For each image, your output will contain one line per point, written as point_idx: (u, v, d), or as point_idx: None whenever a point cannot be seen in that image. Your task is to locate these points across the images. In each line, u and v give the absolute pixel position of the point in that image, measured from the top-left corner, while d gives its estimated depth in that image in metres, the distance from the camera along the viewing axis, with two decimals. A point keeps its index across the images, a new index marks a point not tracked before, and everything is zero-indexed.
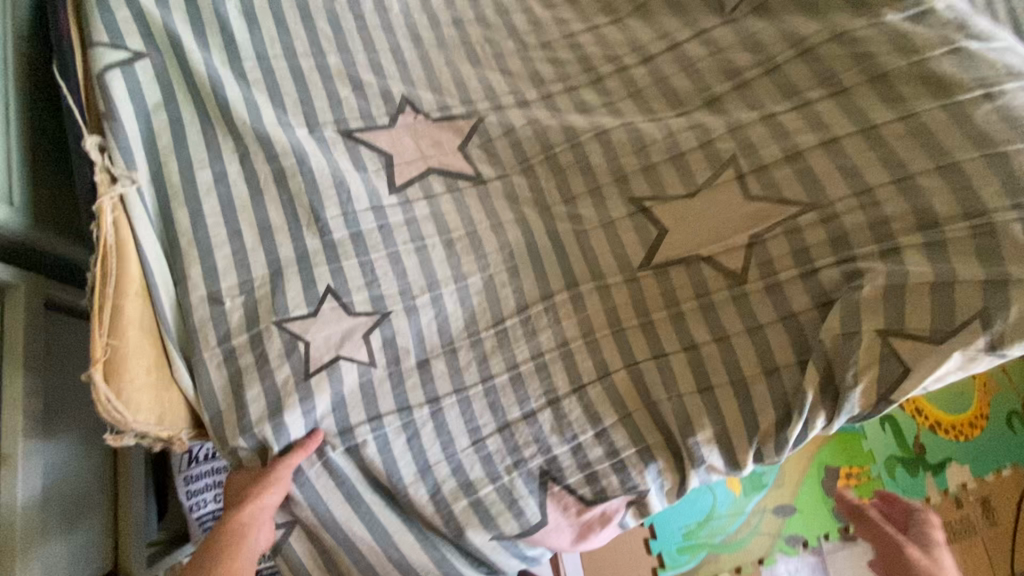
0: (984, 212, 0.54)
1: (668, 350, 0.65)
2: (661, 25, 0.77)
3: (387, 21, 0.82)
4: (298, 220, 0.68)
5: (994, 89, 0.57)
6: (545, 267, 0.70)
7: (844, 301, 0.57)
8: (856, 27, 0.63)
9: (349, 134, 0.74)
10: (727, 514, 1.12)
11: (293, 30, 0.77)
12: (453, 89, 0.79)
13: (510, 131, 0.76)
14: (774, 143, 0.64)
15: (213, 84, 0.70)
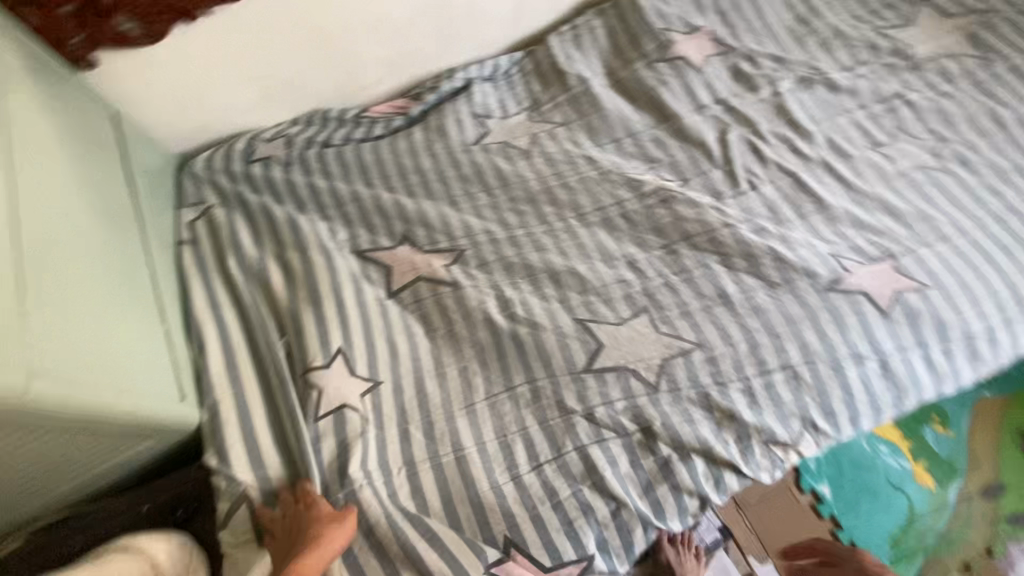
0: (788, 364, 0.93)
1: (606, 435, 0.91)
2: (593, 193, 1.12)
3: (388, 182, 1.20)
4: (318, 295, 0.99)
5: (794, 286, 0.97)
6: (511, 366, 0.98)
7: (683, 421, 0.91)
8: (720, 231, 1.02)
9: (362, 255, 1.09)
10: (928, 513, 1.30)
11: (326, 202, 1.16)
12: (441, 229, 1.14)
13: (484, 264, 1.09)
14: (671, 300, 1.01)
15: (260, 206, 1.11)
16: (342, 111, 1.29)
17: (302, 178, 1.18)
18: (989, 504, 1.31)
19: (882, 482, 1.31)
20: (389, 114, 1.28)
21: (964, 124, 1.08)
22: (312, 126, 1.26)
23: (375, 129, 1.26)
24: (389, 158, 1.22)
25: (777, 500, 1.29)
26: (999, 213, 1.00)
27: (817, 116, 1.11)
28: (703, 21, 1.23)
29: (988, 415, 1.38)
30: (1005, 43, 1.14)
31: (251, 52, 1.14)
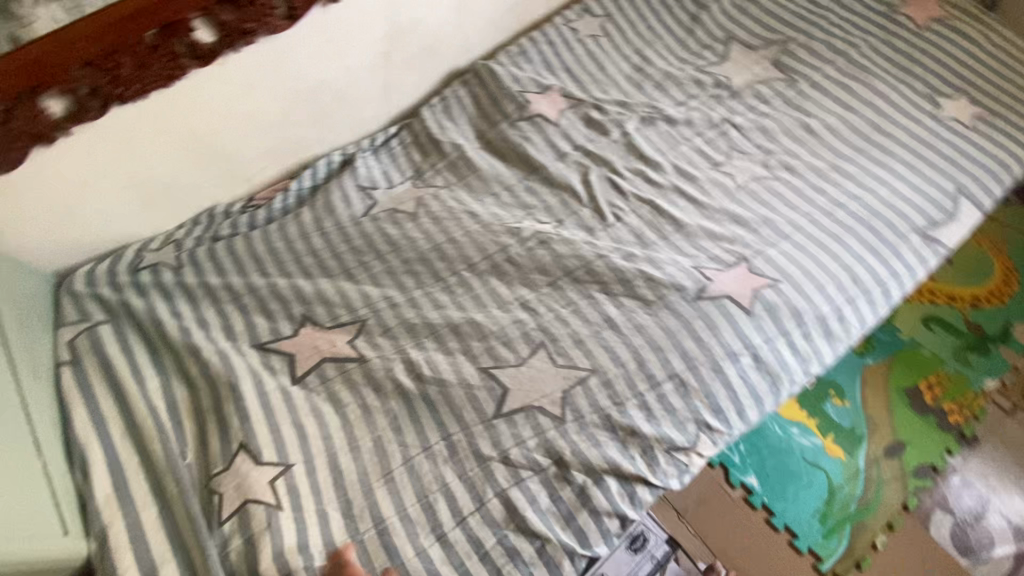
0: (675, 372, 1.02)
1: (524, 475, 0.95)
2: (479, 245, 1.20)
3: (282, 265, 1.22)
4: (219, 394, 0.97)
5: (667, 300, 1.07)
6: (423, 426, 1.00)
7: (588, 446, 0.96)
8: (596, 263, 1.12)
9: (263, 347, 1.09)
10: (846, 482, 1.40)
11: (219, 295, 1.15)
12: (340, 303, 1.16)
13: (387, 329, 1.12)
14: (564, 332, 1.08)
15: (148, 312, 1.08)
16: (227, 208, 1.31)
17: (191, 277, 1.17)
18: (898, 461, 1.42)
19: (799, 462, 1.43)
20: (276, 200, 1.32)
21: (783, 136, 1.25)
22: (198, 226, 1.27)
23: (261, 216, 1.30)
24: (280, 242, 1.25)
25: (712, 502, 1.40)
26: (825, 207, 1.16)
27: (663, 148, 1.27)
28: (553, 80, 1.39)
29: (879, 378, 1.52)
30: (804, 67, 1.33)
31: (120, 162, 1.13)
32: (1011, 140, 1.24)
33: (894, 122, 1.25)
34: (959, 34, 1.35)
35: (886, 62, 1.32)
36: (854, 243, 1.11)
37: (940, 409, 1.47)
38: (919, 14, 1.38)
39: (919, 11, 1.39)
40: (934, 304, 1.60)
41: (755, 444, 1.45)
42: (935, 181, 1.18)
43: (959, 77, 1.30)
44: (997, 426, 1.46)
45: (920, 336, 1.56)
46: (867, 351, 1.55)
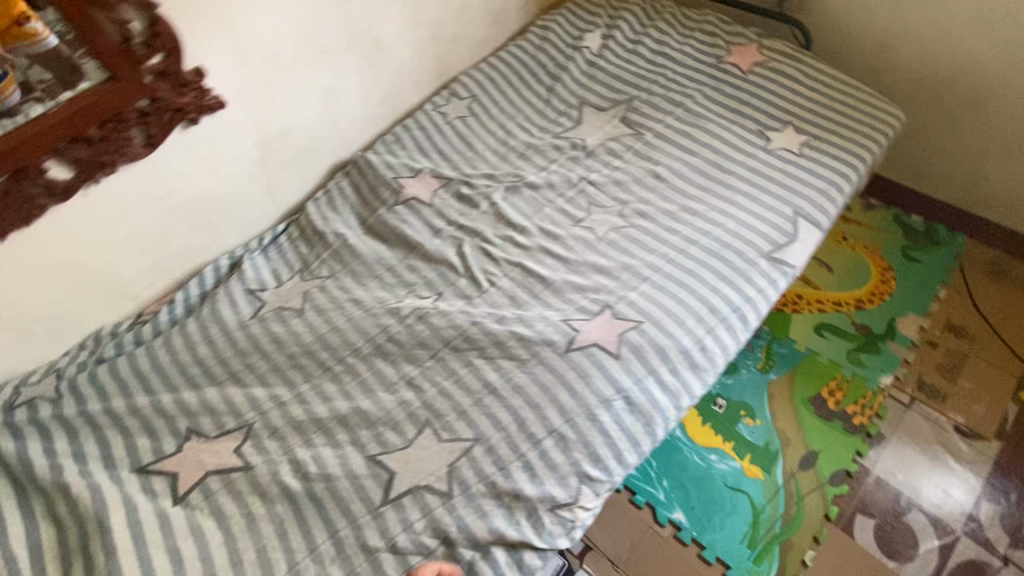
0: (553, 428, 1.04)
1: (412, 561, 0.96)
2: (362, 329, 1.24)
3: (169, 379, 1.22)
4: (91, 531, 0.95)
5: (540, 357, 1.11)
6: (311, 528, 1.00)
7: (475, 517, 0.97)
8: (471, 331, 1.16)
9: (144, 469, 1.08)
10: (768, 502, 1.42)
11: (102, 424, 1.14)
12: (226, 409, 1.16)
13: (274, 430, 1.12)
14: (446, 403, 1.10)
15: (20, 454, 1.06)
16: (114, 327, 1.32)
17: (71, 407, 1.16)
18: (813, 471, 1.46)
19: (721, 489, 1.45)
20: (165, 312, 1.34)
21: (635, 185, 1.36)
22: (83, 352, 1.27)
23: (148, 331, 1.30)
24: (166, 356, 1.25)
25: (647, 546, 1.40)
26: (678, 246, 1.25)
27: (529, 212, 1.37)
28: (425, 163, 1.51)
29: (784, 391, 1.58)
30: (648, 119, 1.47)
31: None
32: (837, 159, 1.36)
33: (731, 158, 1.36)
34: (777, 72, 1.51)
35: (716, 105, 1.47)
36: (707, 276, 1.20)
37: (844, 412, 1.53)
38: (739, 61, 1.55)
39: (740, 57, 1.55)
40: (823, 311, 1.70)
41: (677, 477, 1.47)
42: (774, 206, 1.28)
43: (781, 110, 1.44)
44: (901, 420, 1.52)
45: (814, 344, 1.65)
46: (769, 367, 1.63)
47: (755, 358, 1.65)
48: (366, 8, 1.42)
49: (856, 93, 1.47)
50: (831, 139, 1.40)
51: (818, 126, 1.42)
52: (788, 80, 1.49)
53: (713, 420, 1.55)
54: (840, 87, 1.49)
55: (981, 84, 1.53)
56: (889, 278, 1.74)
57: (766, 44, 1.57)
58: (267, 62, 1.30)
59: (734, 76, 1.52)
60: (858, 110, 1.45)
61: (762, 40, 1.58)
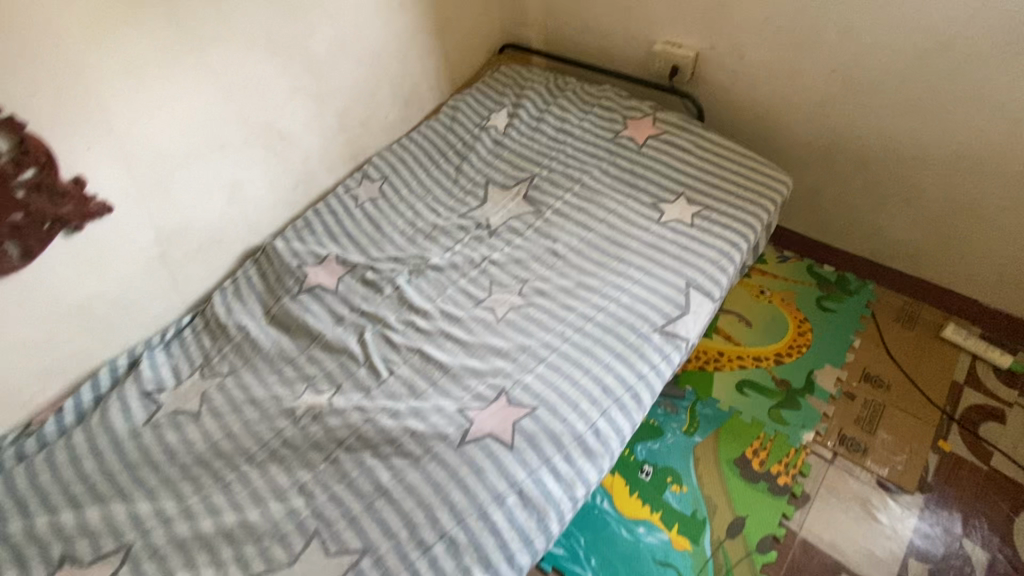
0: (444, 532, 1.00)
1: None
2: (257, 432, 1.20)
3: (47, 500, 1.15)
4: None
5: (433, 452, 1.08)
6: None
7: None
8: (365, 428, 1.13)
9: None
10: None
11: None
12: (105, 531, 1.09)
13: (154, 551, 1.06)
14: (336, 510, 1.06)
15: None
16: None
17: None
18: (740, 538, 1.42)
19: (649, 565, 1.39)
20: (52, 421, 1.27)
21: (533, 262, 1.41)
22: None
23: (34, 445, 1.24)
24: (46, 475, 1.18)
25: None
26: (575, 324, 1.28)
27: (433, 294, 1.38)
28: (333, 248, 1.52)
29: (709, 453, 1.57)
30: (549, 195, 1.54)
31: None
32: (726, 228, 1.42)
33: (626, 233, 1.43)
34: (671, 146, 1.59)
35: (612, 181, 1.54)
36: (602, 354, 1.22)
37: (768, 472, 1.52)
38: (636, 136, 1.63)
39: (637, 132, 1.64)
40: (744, 366, 1.72)
41: (605, 555, 1.42)
42: (668, 278, 1.34)
43: (674, 181, 1.52)
44: (824, 477, 1.51)
45: (737, 402, 1.66)
46: (694, 428, 1.62)
47: (680, 419, 1.64)
48: (264, 102, 1.46)
49: (743, 161, 1.55)
50: (721, 207, 1.46)
51: (709, 195, 1.49)
52: (679, 152, 1.57)
53: (640, 489, 1.52)
54: (727, 155, 1.56)
55: (862, 147, 1.60)
56: (804, 330, 1.78)
57: (661, 118, 1.66)
58: (157, 162, 1.32)
59: (631, 151, 1.60)
60: (745, 178, 1.52)
61: (657, 115, 1.67)
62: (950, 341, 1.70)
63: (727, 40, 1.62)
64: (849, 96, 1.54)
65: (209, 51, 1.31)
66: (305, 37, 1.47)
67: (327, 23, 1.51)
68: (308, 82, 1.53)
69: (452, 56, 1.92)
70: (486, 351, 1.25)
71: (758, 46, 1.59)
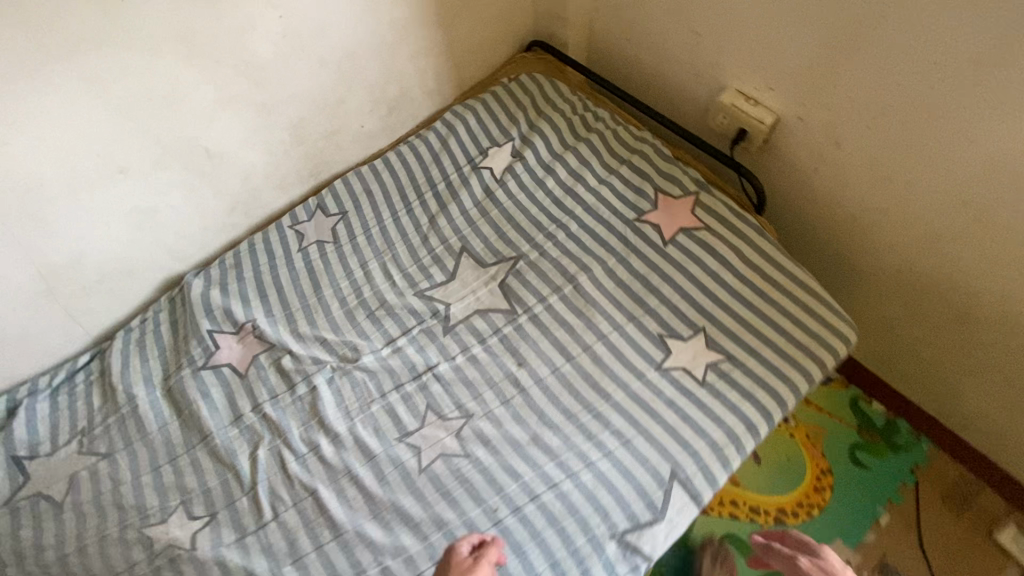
0: None
1: None
2: (109, 557, 1.00)
3: None
4: None
5: None
6: None
7: None
8: None
9: None
10: None
11: None
12: None
13: None
14: None
15: None
16: None
17: None
18: None
19: None
20: None
21: (488, 393, 1.09)
22: None
23: None
24: None
25: None
26: (514, 500, 0.99)
27: (353, 408, 1.10)
28: (257, 310, 1.24)
29: None
30: (531, 293, 1.19)
31: None
32: (748, 397, 1.07)
33: (616, 375, 1.09)
34: (709, 253, 1.21)
35: (616, 288, 1.18)
36: (534, 556, 0.95)
37: None
38: (664, 227, 1.25)
39: (666, 221, 1.26)
40: (736, 516, 1.41)
41: None
42: (650, 460, 1.02)
43: (698, 308, 1.15)
44: None
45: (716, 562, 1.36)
46: None
47: None
48: (175, 116, 1.14)
49: (798, 297, 1.15)
50: (749, 363, 1.09)
51: (737, 339, 1.12)
52: (716, 265, 1.19)
53: None
54: (780, 282, 1.16)
55: (967, 306, 1.17)
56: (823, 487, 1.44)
57: (704, 204, 1.26)
58: (22, 196, 1.06)
59: (652, 248, 1.23)
60: (794, 323, 1.13)
61: (700, 198, 1.27)
62: (1004, 549, 1.34)
63: (824, 113, 1.15)
64: (974, 238, 1.08)
65: (88, 56, 1.00)
66: (238, 33, 1.13)
67: (269, 13, 1.14)
68: (242, 90, 1.20)
69: (462, 44, 1.47)
70: (393, 514, 0.99)
71: (866, 132, 1.12)
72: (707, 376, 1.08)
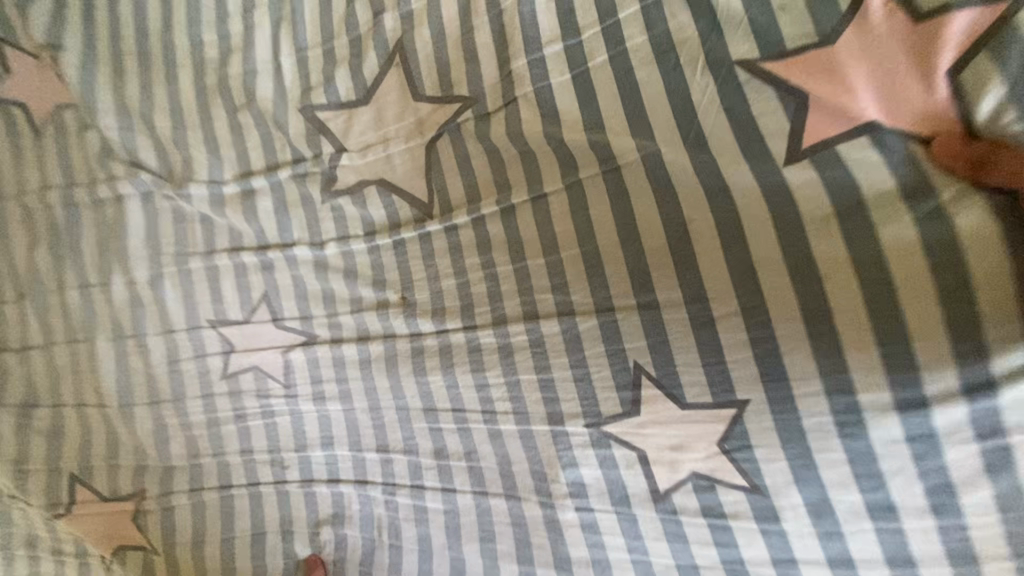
0: None
1: None
2: None
3: None
4: None
5: None
6: None
7: None
8: None
9: None
10: None
11: None
12: None
13: None
14: None
15: None
16: None
17: None
18: None
19: None
20: None
21: (343, 317, 0.69)
22: None
23: None
24: None
25: None
26: (311, 472, 0.72)
27: (166, 247, 0.75)
28: (71, 27, 0.74)
29: None
30: (463, 182, 0.61)
31: None
32: (728, 563, 0.55)
33: (518, 393, 0.60)
34: (928, 319, 0.46)
35: (620, 250, 0.56)
36: (296, 543, 0.71)
37: None
38: (815, 109, 0.51)
39: (830, 93, 0.50)
40: None
41: None
42: (499, 546, 0.61)
43: (759, 369, 0.51)
44: None
45: None
46: None
47: None
48: None
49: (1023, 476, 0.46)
50: (777, 518, 0.53)
51: (797, 470, 0.51)
52: (896, 329, 0.47)
53: None
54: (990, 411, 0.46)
55: None
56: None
57: (983, 79, 0.45)
58: None
59: (774, 227, 0.50)
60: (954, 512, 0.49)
61: (983, 51, 0.45)
62: None
63: None
64: None
65: None
66: None
67: None
68: None
69: None
70: (177, 409, 0.75)
71: None
72: (673, 495, 0.56)
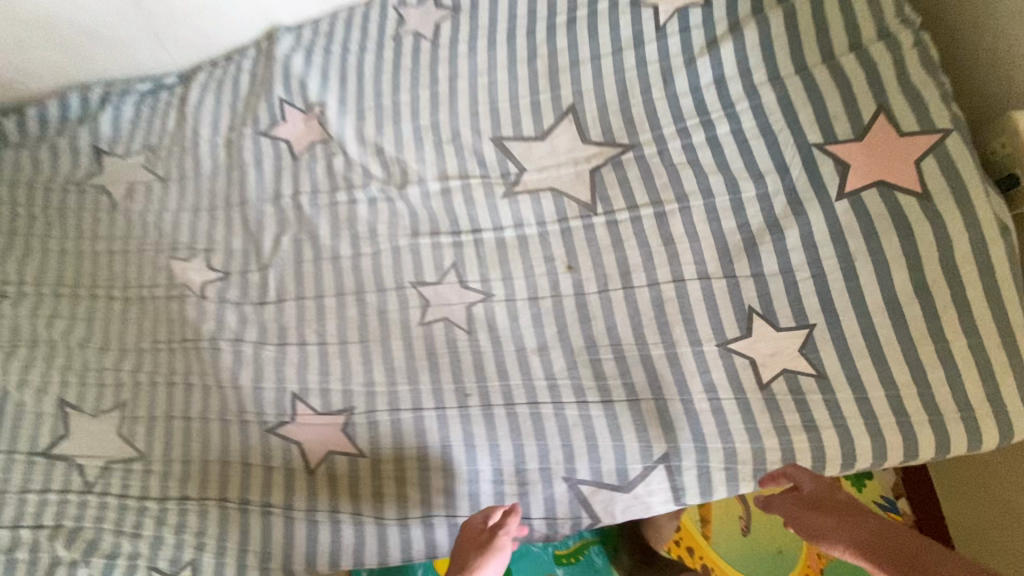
0: (204, 497, 0.91)
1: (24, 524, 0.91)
2: (143, 273, 1.09)
3: None
4: None
5: (245, 419, 0.94)
6: None
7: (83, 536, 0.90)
8: (207, 346, 1.00)
9: None
10: None
11: None
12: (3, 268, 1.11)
13: (16, 320, 1.06)
14: (146, 402, 0.99)
15: None
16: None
17: None
18: None
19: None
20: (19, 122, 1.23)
21: (519, 280, 0.97)
22: None
23: None
24: None
25: None
26: (489, 397, 0.91)
27: (380, 232, 1.03)
28: (332, 93, 1.14)
29: None
30: (622, 194, 0.97)
31: None
32: (811, 431, 0.82)
33: (666, 328, 0.90)
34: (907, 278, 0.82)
35: (732, 231, 0.90)
36: (480, 457, 0.89)
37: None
38: (856, 170, 0.86)
39: (862, 161, 0.86)
40: (743, 532, 1.22)
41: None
42: (649, 431, 0.86)
43: (820, 300, 0.85)
44: None
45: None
46: (564, 561, 1.20)
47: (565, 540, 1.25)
48: None
49: (987, 346, 0.79)
50: (841, 393, 0.82)
51: (848, 361, 0.83)
52: (890, 282, 0.82)
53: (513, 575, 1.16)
54: (975, 318, 0.79)
55: None
56: (745, 520, 1.23)
57: (946, 156, 0.83)
58: None
59: (846, 228, 0.85)
60: (947, 379, 0.79)
61: (941, 142, 0.84)
62: None
63: None
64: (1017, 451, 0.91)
65: None
66: None
67: None
68: None
69: None
70: (375, 346, 0.96)
71: None
72: (773, 384, 0.84)
